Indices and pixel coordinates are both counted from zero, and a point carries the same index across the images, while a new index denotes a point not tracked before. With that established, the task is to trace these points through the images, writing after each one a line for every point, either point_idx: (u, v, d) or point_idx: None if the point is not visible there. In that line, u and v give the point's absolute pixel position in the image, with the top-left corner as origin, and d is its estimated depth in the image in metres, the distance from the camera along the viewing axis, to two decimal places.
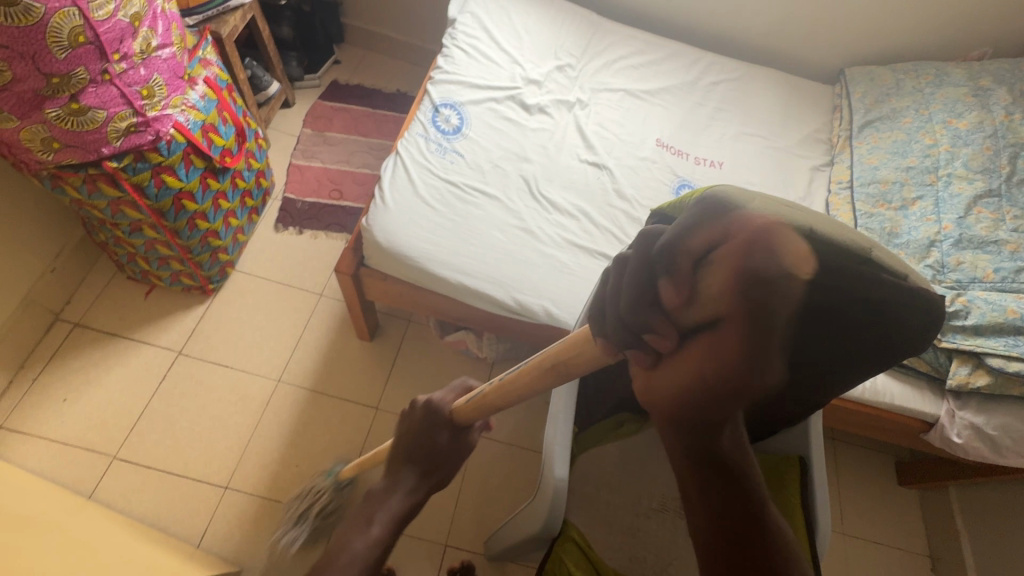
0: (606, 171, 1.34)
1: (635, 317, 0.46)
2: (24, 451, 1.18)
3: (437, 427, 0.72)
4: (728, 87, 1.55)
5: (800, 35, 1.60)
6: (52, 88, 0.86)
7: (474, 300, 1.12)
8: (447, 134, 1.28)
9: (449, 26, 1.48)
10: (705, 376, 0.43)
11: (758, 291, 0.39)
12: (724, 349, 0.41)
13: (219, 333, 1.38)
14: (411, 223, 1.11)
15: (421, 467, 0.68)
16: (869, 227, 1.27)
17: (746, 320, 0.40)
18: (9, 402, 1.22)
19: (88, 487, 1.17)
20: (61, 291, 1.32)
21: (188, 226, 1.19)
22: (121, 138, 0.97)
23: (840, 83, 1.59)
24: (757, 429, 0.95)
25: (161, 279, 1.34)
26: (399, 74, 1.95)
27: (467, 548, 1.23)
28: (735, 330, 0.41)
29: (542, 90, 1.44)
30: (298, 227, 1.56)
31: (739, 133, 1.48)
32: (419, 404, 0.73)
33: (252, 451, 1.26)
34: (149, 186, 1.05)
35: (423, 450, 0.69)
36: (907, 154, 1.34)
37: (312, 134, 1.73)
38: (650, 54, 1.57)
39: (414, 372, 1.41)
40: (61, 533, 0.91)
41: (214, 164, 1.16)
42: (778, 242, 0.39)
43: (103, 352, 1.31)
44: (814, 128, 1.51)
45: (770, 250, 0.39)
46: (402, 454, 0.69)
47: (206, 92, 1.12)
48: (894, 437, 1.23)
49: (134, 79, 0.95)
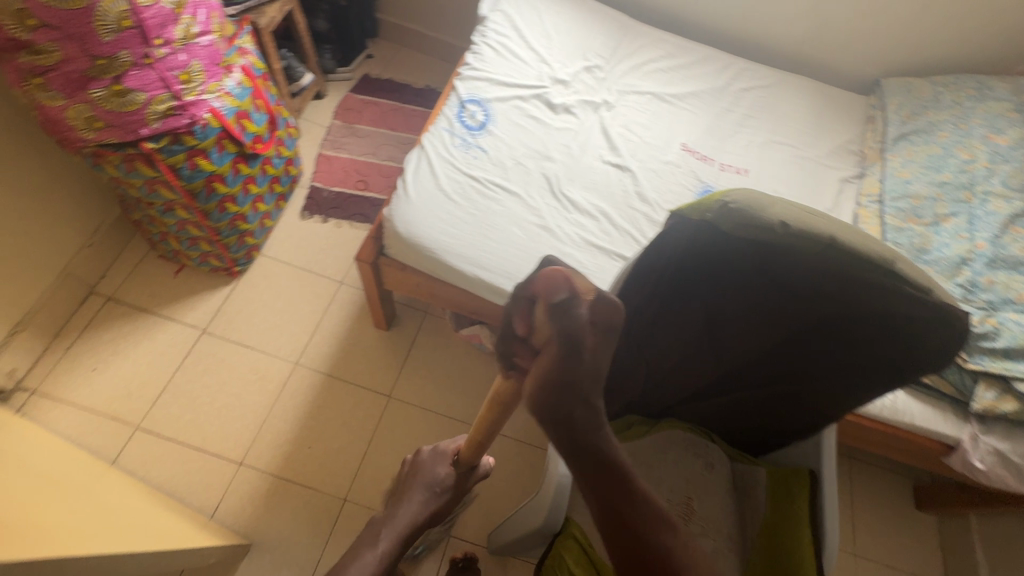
0: (628, 174, 1.33)
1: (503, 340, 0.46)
2: (54, 415, 1.24)
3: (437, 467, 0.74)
4: (758, 93, 1.53)
5: (837, 43, 1.57)
6: (97, 69, 0.91)
7: (490, 295, 1.13)
8: (472, 130, 1.29)
9: (480, 24, 1.50)
10: (533, 385, 0.43)
11: (553, 318, 0.40)
12: (548, 361, 0.41)
13: (242, 314, 1.42)
14: (431, 215, 1.13)
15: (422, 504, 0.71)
16: (898, 242, 1.24)
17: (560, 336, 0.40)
18: (42, 368, 1.28)
19: (111, 454, 1.22)
20: (96, 266, 1.37)
21: (218, 208, 1.23)
22: (159, 120, 1.00)
23: (875, 95, 1.55)
24: (768, 439, 0.94)
25: (190, 259, 1.38)
26: (429, 70, 1.98)
27: (470, 540, 1.24)
28: (553, 349, 0.40)
29: (569, 90, 1.44)
30: (323, 215, 1.59)
31: (767, 141, 1.46)
32: (425, 449, 0.76)
33: (267, 430, 1.30)
34: (182, 167, 1.09)
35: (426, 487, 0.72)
36: (942, 169, 1.30)
37: (341, 126, 1.77)
38: (681, 58, 1.56)
39: (428, 363, 1.43)
40: (84, 494, 0.95)
41: (246, 150, 1.20)
42: (546, 275, 0.40)
43: (132, 326, 1.36)
44: (845, 138, 1.48)
45: (542, 287, 0.40)
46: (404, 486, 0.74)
47: (241, 80, 1.16)
48: (914, 459, 1.20)
49: (173, 64, 0.99)
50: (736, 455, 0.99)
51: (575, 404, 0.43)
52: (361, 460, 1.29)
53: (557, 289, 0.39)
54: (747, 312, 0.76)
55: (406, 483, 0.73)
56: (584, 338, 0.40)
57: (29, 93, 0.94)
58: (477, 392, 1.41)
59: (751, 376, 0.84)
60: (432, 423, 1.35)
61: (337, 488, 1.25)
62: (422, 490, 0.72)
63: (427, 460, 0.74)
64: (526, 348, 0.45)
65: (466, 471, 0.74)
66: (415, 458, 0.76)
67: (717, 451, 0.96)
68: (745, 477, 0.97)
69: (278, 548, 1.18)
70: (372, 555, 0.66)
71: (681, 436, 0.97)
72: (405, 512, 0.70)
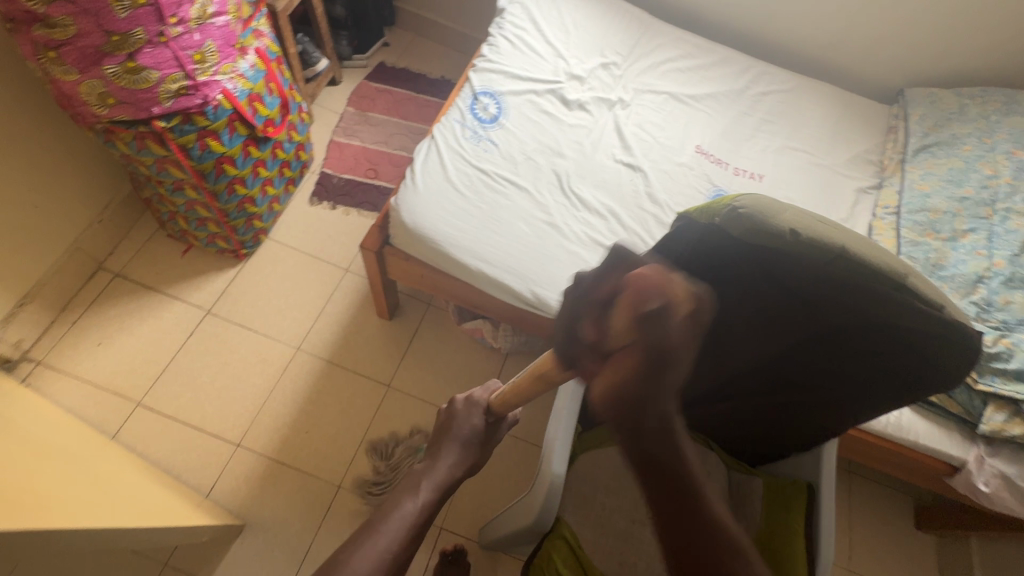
0: (639, 174, 1.32)
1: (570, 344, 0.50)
2: (58, 387, 1.25)
3: (473, 414, 0.80)
4: (778, 98, 1.50)
5: (861, 50, 1.53)
6: (112, 46, 0.91)
7: (493, 289, 1.12)
8: (484, 123, 1.28)
9: (498, 15, 1.48)
10: (604, 389, 0.45)
11: (643, 320, 0.42)
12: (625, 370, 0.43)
13: (247, 297, 1.43)
14: (438, 207, 1.12)
15: (459, 451, 0.77)
16: (913, 256, 1.21)
17: (646, 343, 0.42)
18: (49, 340, 1.30)
19: (111, 428, 1.23)
20: (106, 242, 1.38)
21: (227, 190, 1.23)
22: (171, 99, 1.01)
23: (898, 104, 1.52)
24: (766, 450, 0.92)
25: (198, 239, 1.39)
26: (445, 61, 1.97)
27: (461, 534, 1.24)
28: (634, 355, 0.43)
29: (584, 86, 1.43)
30: (332, 202, 1.59)
31: (784, 147, 1.43)
32: (462, 397, 0.82)
33: (265, 412, 1.31)
34: (193, 148, 1.09)
35: (466, 433, 0.78)
36: (963, 184, 1.27)
37: (354, 113, 1.76)
38: (700, 59, 1.53)
39: (428, 354, 1.43)
40: (81, 466, 0.96)
41: (257, 132, 1.20)
42: (642, 280, 0.44)
43: (138, 303, 1.37)
44: (864, 148, 1.45)
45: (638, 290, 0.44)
46: (442, 436, 0.78)
47: (255, 63, 1.15)
48: (917, 478, 1.17)
49: (188, 43, 0.99)
50: (733, 463, 0.97)
51: (650, 415, 0.43)
52: (357, 448, 1.29)
53: (643, 292, 0.43)
54: (751, 320, 0.74)
55: (442, 436, 0.78)
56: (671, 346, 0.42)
57: (44, 66, 0.94)
58: (477, 386, 1.41)
59: (752, 385, 0.82)
60: (429, 415, 1.35)
61: (332, 474, 1.26)
62: (459, 445, 0.77)
63: (460, 412, 0.80)
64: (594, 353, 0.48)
65: (497, 420, 0.81)
66: (446, 413, 0.81)
67: (714, 457, 0.95)
68: (741, 486, 0.94)
69: (270, 531, 1.19)
70: (413, 502, 0.68)
71: None
72: (444, 463, 0.75)
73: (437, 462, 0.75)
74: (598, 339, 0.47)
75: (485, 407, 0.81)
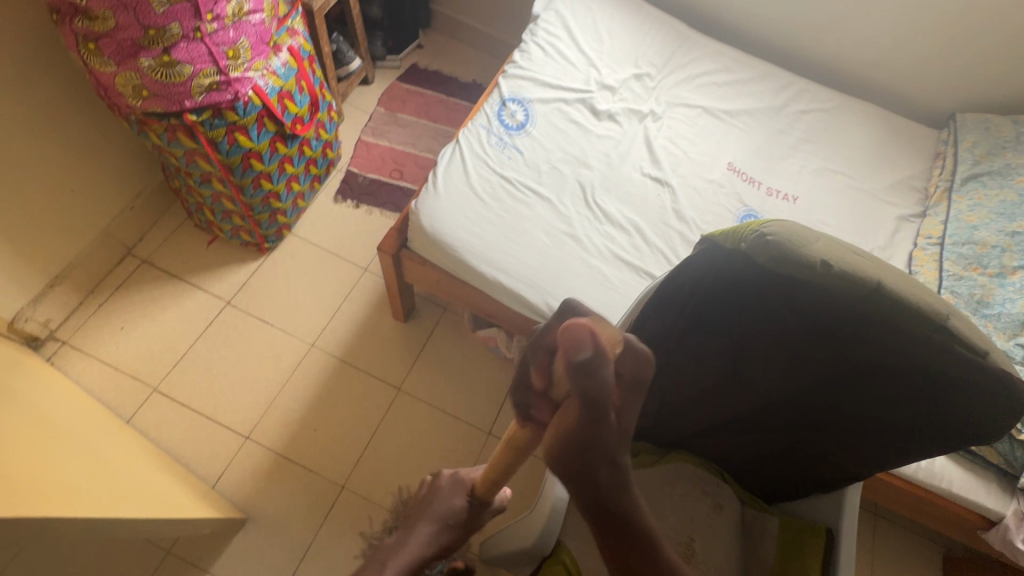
0: (667, 189, 1.28)
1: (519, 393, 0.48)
2: (80, 369, 1.28)
3: (455, 492, 0.77)
4: (817, 117, 1.44)
5: (910, 71, 1.46)
6: (149, 40, 0.93)
7: (508, 299, 1.10)
8: (510, 129, 1.26)
9: (532, 21, 1.46)
10: (552, 442, 0.44)
11: (575, 373, 0.39)
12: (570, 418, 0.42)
13: (266, 291, 1.44)
14: (458, 213, 1.10)
15: (435, 528, 0.75)
16: (956, 290, 1.15)
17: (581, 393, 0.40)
18: (76, 322, 1.33)
19: (127, 413, 1.26)
20: (136, 229, 1.42)
21: (253, 184, 1.25)
22: (203, 94, 1.02)
23: (948, 129, 1.44)
24: (781, 487, 0.87)
25: (223, 231, 1.41)
26: (477, 65, 1.96)
27: (462, 545, 1.22)
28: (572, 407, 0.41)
29: (615, 97, 1.40)
30: (356, 201, 1.60)
31: (821, 168, 1.37)
32: (446, 473, 0.79)
33: (276, 407, 1.31)
34: (221, 141, 1.11)
35: (444, 512, 0.75)
36: (1016, 217, 1.19)
37: (384, 113, 1.77)
38: (738, 73, 1.49)
39: (441, 359, 1.42)
40: (93, 450, 0.97)
41: (285, 129, 1.21)
42: (568, 330, 0.39)
43: (162, 291, 1.40)
44: (908, 173, 1.38)
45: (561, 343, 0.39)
46: (422, 510, 0.77)
47: (288, 61, 1.17)
48: (948, 528, 1.10)
49: (222, 40, 1.00)
50: (749, 499, 0.91)
51: (594, 463, 0.43)
52: (364, 449, 1.29)
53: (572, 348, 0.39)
54: (773, 352, 0.70)
55: (420, 510, 0.78)
56: (604, 397, 0.40)
57: (83, 58, 0.96)
58: (487, 394, 1.39)
59: (771, 419, 0.78)
60: (438, 421, 1.34)
61: (337, 474, 1.26)
62: (432, 523, 0.75)
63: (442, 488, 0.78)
64: (544, 402, 0.46)
65: (481, 504, 0.75)
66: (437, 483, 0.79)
67: (728, 491, 0.89)
68: (755, 523, 0.88)
69: (272, 526, 1.19)
70: None
71: (691, 470, 0.90)
72: (414, 545, 0.74)
73: (410, 537, 0.75)
74: (544, 388, 0.45)
75: (468, 484, 0.77)
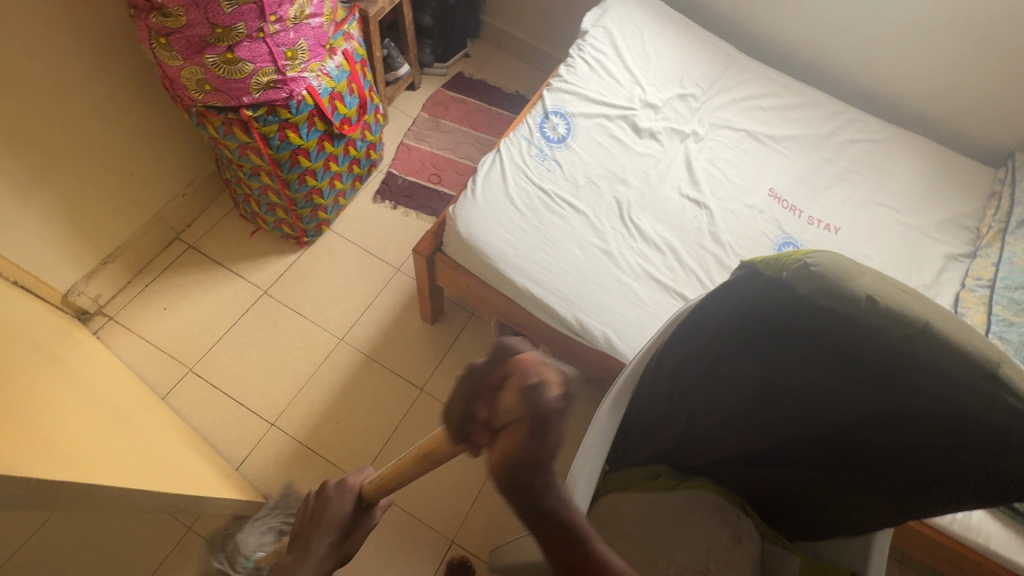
0: (704, 212, 1.27)
1: (462, 417, 0.47)
2: (123, 344, 1.34)
3: (344, 500, 0.64)
4: (866, 148, 1.41)
5: (968, 106, 1.42)
6: (215, 37, 0.97)
7: (537, 310, 1.10)
8: (551, 142, 1.27)
9: (580, 37, 1.48)
10: (495, 466, 0.42)
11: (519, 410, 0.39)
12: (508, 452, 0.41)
13: (301, 283, 1.48)
14: (494, 221, 1.11)
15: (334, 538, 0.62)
16: (1005, 336, 1.09)
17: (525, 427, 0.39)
18: (124, 299, 1.40)
19: (163, 390, 1.31)
20: (186, 215, 1.48)
21: (298, 180, 1.29)
22: (260, 90, 1.06)
23: (1006, 168, 1.38)
24: (806, 525, 0.85)
25: (266, 223, 1.46)
26: (521, 76, 1.99)
27: (472, 551, 1.22)
28: (514, 438, 0.40)
29: (658, 115, 1.40)
30: (393, 202, 1.64)
31: (866, 200, 1.34)
32: (331, 481, 0.66)
33: (302, 397, 1.35)
34: (273, 137, 1.15)
35: (338, 520, 0.63)
36: None
37: (427, 119, 1.81)
38: (785, 99, 1.46)
39: (464, 364, 1.43)
40: (131, 424, 1.02)
41: (333, 129, 1.25)
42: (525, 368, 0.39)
43: (204, 276, 1.45)
44: (959, 211, 1.33)
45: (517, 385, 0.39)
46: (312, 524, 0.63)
47: (341, 63, 1.21)
48: None
49: (283, 41, 1.04)
50: (770, 534, 0.90)
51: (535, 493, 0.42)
52: (383, 447, 1.31)
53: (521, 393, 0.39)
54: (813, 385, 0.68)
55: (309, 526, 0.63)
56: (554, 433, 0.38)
57: (154, 51, 1.01)
58: None
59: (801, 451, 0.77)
60: None
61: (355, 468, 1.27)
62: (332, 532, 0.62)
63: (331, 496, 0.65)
64: (486, 428, 0.45)
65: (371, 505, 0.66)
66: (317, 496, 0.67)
67: (747, 524, 0.88)
68: (775, 562, 0.87)
69: None
70: None
71: (712, 499, 0.89)
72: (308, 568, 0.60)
73: (304, 561, 0.60)
74: (488, 417, 0.44)
75: (359, 491, 0.66)
